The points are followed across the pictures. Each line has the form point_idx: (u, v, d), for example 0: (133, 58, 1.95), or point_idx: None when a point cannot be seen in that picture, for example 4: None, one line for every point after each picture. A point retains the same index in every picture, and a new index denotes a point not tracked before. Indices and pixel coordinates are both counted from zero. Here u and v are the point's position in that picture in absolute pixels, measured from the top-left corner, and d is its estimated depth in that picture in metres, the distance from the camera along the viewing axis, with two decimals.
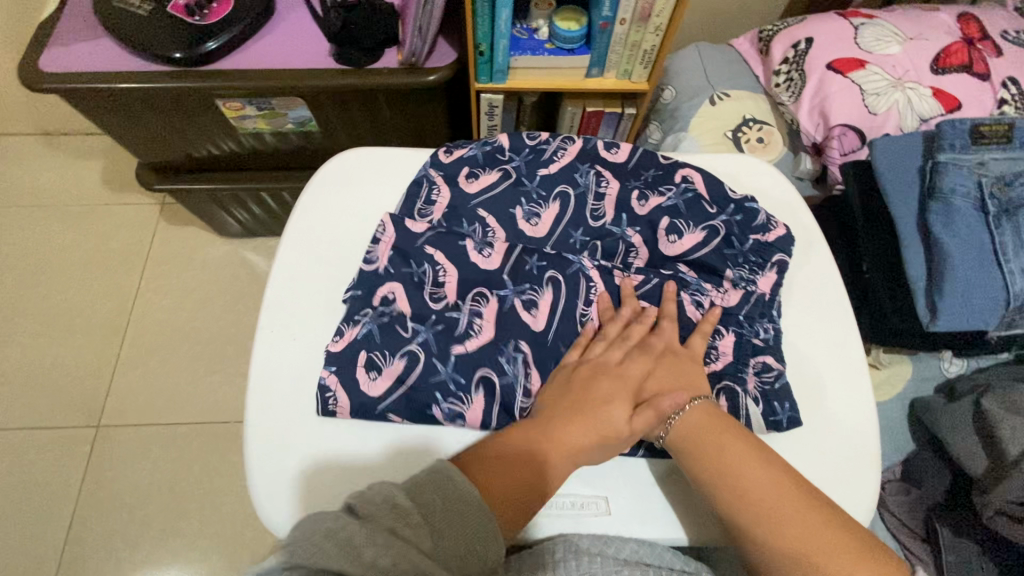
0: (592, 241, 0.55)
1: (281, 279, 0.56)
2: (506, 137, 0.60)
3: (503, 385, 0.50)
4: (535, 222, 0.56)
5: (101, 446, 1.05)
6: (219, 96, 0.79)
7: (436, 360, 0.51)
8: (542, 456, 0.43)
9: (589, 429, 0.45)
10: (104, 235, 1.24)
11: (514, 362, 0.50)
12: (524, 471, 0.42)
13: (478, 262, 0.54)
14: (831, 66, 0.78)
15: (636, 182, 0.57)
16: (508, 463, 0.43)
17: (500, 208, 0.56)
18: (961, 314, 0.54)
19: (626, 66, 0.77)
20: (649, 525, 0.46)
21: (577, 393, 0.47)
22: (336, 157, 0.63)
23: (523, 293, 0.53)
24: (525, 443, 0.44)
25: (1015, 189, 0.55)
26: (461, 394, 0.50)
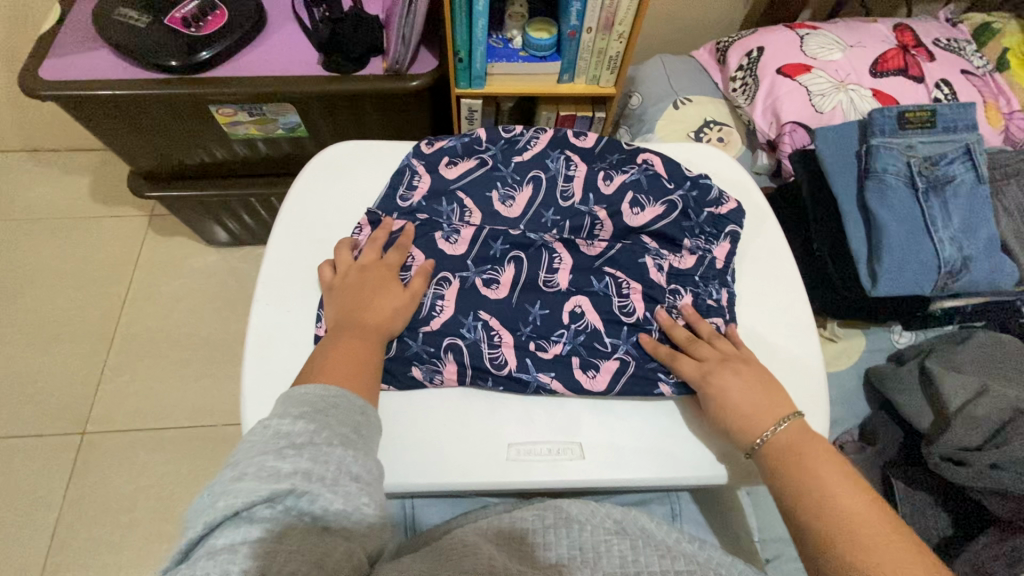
0: (562, 220, 0.60)
1: (275, 259, 0.60)
2: (483, 130, 0.65)
3: (467, 346, 0.53)
4: (507, 203, 0.60)
5: (86, 452, 1.05)
6: (213, 102, 0.83)
7: (406, 339, 0.54)
8: (350, 344, 0.49)
9: (374, 309, 0.52)
10: (92, 247, 1.26)
11: (475, 329, 0.55)
12: (344, 361, 0.48)
13: (447, 246, 0.58)
14: (781, 71, 0.86)
15: (603, 165, 0.62)
16: (328, 362, 0.47)
17: (476, 192, 0.61)
18: (899, 278, 0.60)
19: (594, 72, 0.84)
20: (622, 467, 0.50)
21: (374, 298, 0.53)
22: (328, 148, 0.67)
23: (483, 272, 0.57)
24: (339, 341, 0.49)
25: (941, 167, 0.62)
26: (434, 361, 0.53)
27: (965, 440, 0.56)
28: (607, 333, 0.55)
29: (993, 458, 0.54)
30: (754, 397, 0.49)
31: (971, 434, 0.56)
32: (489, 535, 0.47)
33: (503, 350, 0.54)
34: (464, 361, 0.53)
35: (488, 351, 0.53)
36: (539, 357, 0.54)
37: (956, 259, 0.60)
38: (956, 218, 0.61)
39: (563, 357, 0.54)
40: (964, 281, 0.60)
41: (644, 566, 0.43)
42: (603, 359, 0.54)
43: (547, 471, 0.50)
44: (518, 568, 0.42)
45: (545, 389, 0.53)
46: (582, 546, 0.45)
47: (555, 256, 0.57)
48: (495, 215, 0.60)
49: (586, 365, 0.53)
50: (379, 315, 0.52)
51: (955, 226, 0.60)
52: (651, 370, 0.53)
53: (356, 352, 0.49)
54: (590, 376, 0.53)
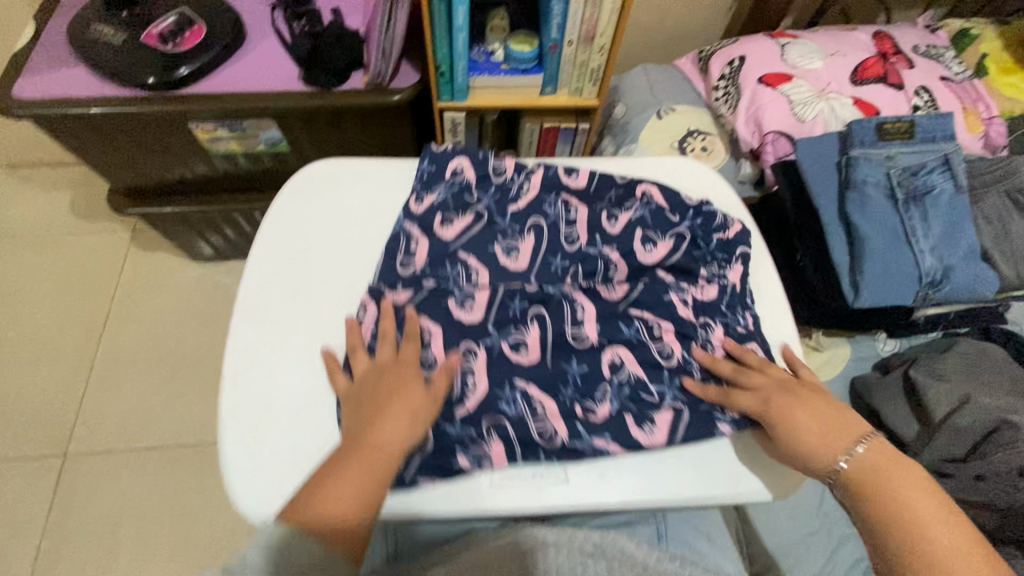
0: (573, 264, 0.58)
1: (251, 281, 0.60)
2: (472, 173, 0.63)
3: (513, 423, 0.51)
4: (512, 251, 0.59)
5: (69, 473, 1.03)
6: (192, 118, 0.82)
7: (443, 424, 0.51)
8: (352, 468, 0.45)
9: (386, 421, 0.47)
10: (72, 263, 1.24)
11: (515, 402, 0.52)
12: (342, 503, 0.44)
13: (464, 314, 0.55)
14: (762, 81, 0.86)
15: (602, 205, 0.61)
16: (320, 505, 0.43)
17: (479, 248, 0.59)
18: (882, 290, 0.60)
19: (576, 84, 0.84)
20: (606, 489, 0.50)
21: (384, 414, 0.48)
22: (306, 168, 0.67)
23: (509, 336, 0.54)
24: (341, 469, 0.45)
25: (920, 178, 0.62)
26: (479, 442, 0.50)
27: (950, 449, 0.58)
28: (651, 381, 0.53)
29: (977, 470, 0.56)
30: (819, 428, 0.47)
31: (954, 443, 0.58)
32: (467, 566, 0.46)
33: (548, 421, 0.51)
34: (510, 436, 0.50)
35: (534, 426, 0.51)
36: (589, 421, 0.51)
37: (937, 269, 0.60)
38: (935, 229, 0.61)
39: (613, 420, 0.51)
40: (946, 291, 0.61)
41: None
42: (655, 411, 0.51)
43: (530, 496, 0.49)
44: None
45: (603, 453, 0.50)
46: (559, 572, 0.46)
47: (571, 304, 0.55)
48: (498, 267, 0.58)
49: (638, 424, 0.51)
50: (391, 432, 0.47)
51: (935, 235, 0.61)
52: (702, 416, 0.51)
53: (358, 481, 0.45)
54: (646, 431, 0.51)
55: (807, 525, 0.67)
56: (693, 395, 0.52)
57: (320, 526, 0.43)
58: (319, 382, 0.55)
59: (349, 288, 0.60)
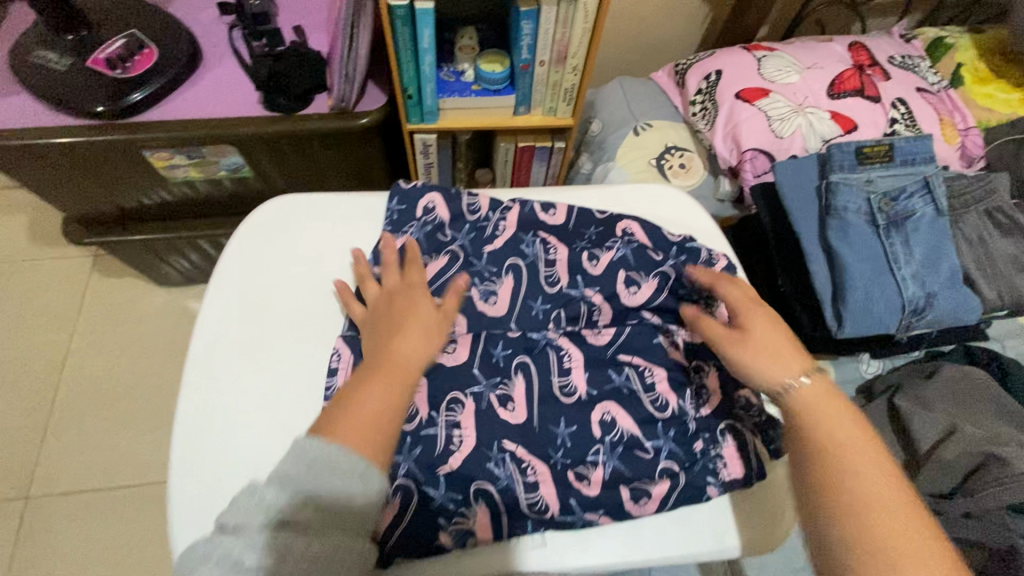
0: (554, 309, 0.56)
1: (206, 331, 0.56)
2: (444, 212, 0.60)
3: (501, 491, 0.48)
4: (489, 296, 0.57)
5: (30, 518, 0.98)
6: (146, 147, 0.78)
7: (427, 488, 0.48)
8: (374, 378, 0.44)
9: (403, 336, 0.48)
10: (31, 292, 1.19)
11: (503, 463, 0.49)
12: (365, 415, 0.42)
13: (447, 357, 0.53)
14: (739, 96, 0.85)
15: (582, 242, 0.59)
16: (347, 414, 0.42)
17: (454, 294, 0.56)
18: (865, 320, 0.58)
19: (550, 103, 0.81)
20: (587, 548, 0.48)
21: (400, 336, 0.48)
22: (262, 207, 0.63)
23: (495, 388, 0.52)
24: (364, 385, 0.44)
25: (900, 202, 0.60)
26: (462, 509, 0.48)
27: (935, 485, 0.56)
28: (646, 438, 0.50)
29: (964, 508, 0.54)
30: (788, 340, 0.46)
31: (939, 479, 0.56)
32: None
33: (539, 491, 0.48)
34: (496, 502, 0.48)
35: (524, 495, 0.48)
36: (584, 495, 0.48)
37: (920, 297, 0.59)
38: (917, 253, 0.60)
39: (608, 485, 0.49)
40: (930, 319, 0.59)
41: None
42: (652, 472, 0.49)
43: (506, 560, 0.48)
44: None
45: (594, 525, 0.48)
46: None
47: (555, 347, 0.54)
48: (474, 311, 0.56)
49: (634, 486, 0.49)
50: (409, 348, 0.47)
51: (917, 262, 0.59)
52: (699, 476, 0.49)
53: (382, 395, 0.43)
54: (641, 504, 0.48)
55: (796, 560, 0.65)
56: (688, 448, 0.50)
57: (349, 434, 0.40)
58: (280, 442, 0.51)
59: (312, 334, 0.57)
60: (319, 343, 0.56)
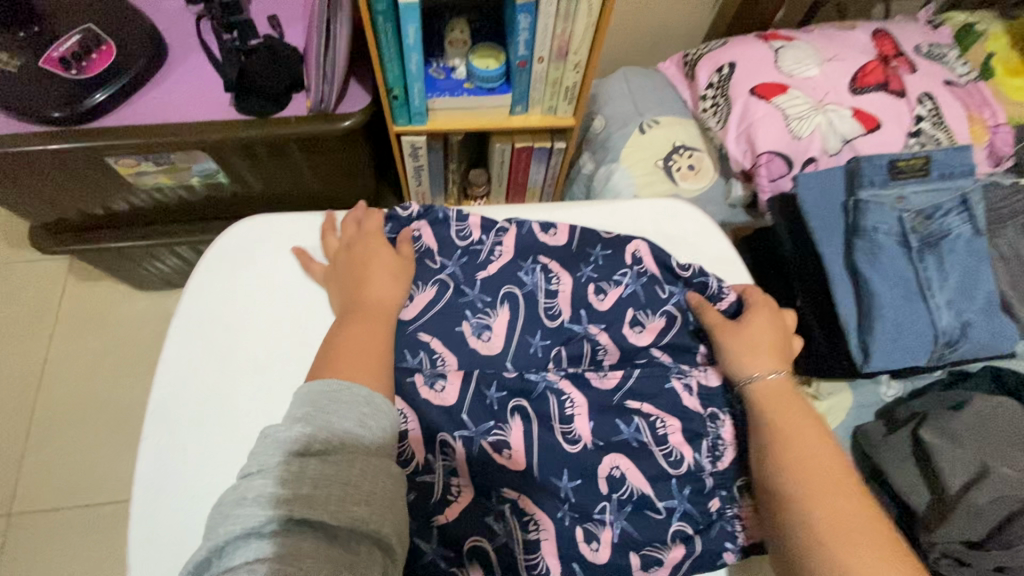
0: (555, 346, 0.52)
1: (168, 373, 0.52)
2: (431, 237, 0.56)
3: (499, 550, 0.45)
4: (482, 332, 0.52)
5: (12, 537, 0.95)
6: (110, 154, 0.71)
7: (418, 541, 0.45)
8: (351, 325, 0.49)
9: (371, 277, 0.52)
10: (5, 297, 1.13)
11: (503, 518, 0.46)
12: (359, 351, 0.46)
13: (435, 401, 0.48)
14: (754, 92, 0.78)
15: (585, 271, 0.55)
16: (342, 354, 0.46)
17: (445, 329, 0.51)
18: (895, 352, 0.53)
19: (550, 102, 0.74)
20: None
21: (369, 277, 0.52)
22: (229, 229, 0.58)
23: (489, 434, 0.48)
24: (350, 327, 0.48)
25: (936, 221, 0.55)
26: (454, 568, 0.45)
27: (965, 532, 0.52)
28: (658, 498, 0.47)
29: (994, 562, 0.51)
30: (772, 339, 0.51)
31: (971, 527, 0.52)
32: None
33: (540, 554, 0.45)
34: (491, 560, 0.45)
35: (524, 556, 0.45)
36: (591, 561, 0.45)
37: (954, 327, 0.54)
38: (952, 278, 0.55)
39: (618, 550, 0.46)
40: (963, 349, 0.55)
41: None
42: (664, 536, 0.47)
43: None
44: None
45: None
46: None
47: (555, 390, 0.50)
48: (464, 349, 0.51)
49: (648, 551, 0.46)
50: (379, 289, 0.51)
51: (952, 287, 0.54)
52: (714, 540, 0.47)
53: (357, 330, 0.48)
54: (652, 571, 0.46)
55: None
56: (703, 508, 0.48)
57: (350, 372, 0.44)
58: None
59: (288, 377, 0.52)
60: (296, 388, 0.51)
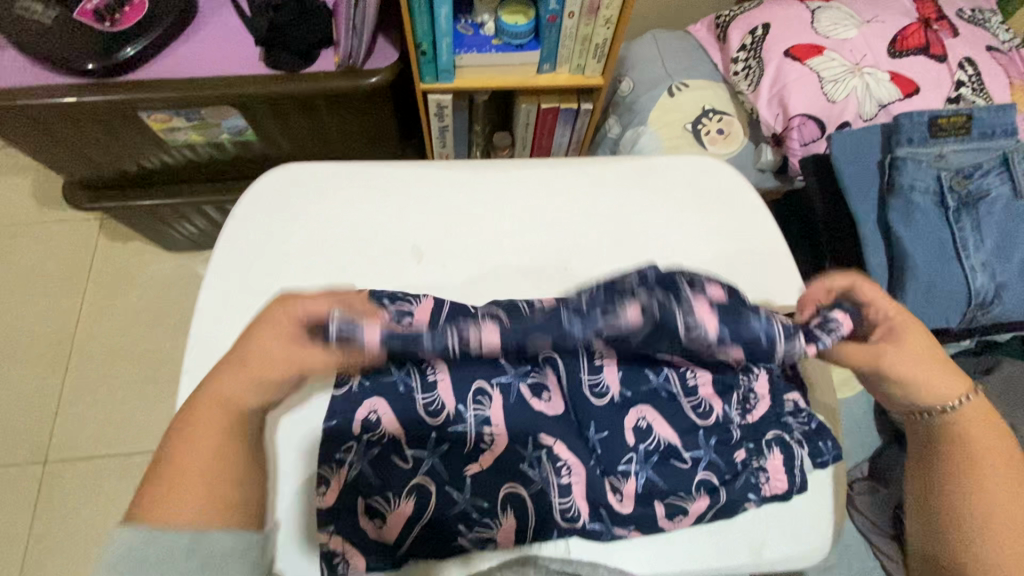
0: None
1: (206, 317, 0.51)
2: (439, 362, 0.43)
3: (534, 496, 0.46)
4: (513, 282, 0.52)
5: (49, 482, 0.99)
6: (143, 108, 0.73)
7: (450, 489, 0.46)
8: (193, 431, 0.38)
9: (234, 371, 0.39)
10: (39, 256, 1.16)
11: (539, 464, 0.46)
12: (185, 481, 0.36)
13: (474, 359, 0.47)
14: (789, 54, 0.76)
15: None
16: (166, 480, 0.36)
17: (475, 281, 0.52)
18: (924, 311, 0.54)
19: (578, 60, 0.73)
20: (620, 546, 0.47)
21: (237, 367, 0.39)
22: (259, 178, 0.56)
23: (526, 378, 0.48)
24: (187, 430, 0.38)
25: (975, 180, 0.54)
26: (486, 518, 0.45)
27: None
28: (685, 448, 0.48)
29: None
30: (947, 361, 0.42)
31: None
32: None
33: (572, 500, 0.46)
34: (526, 506, 0.46)
35: (558, 502, 0.46)
36: (616, 511, 0.47)
37: (989, 288, 0.53)
38: (989, 239, 0.53)
39: (642, 500, 0.47)
40: (997, 312, 0.54)
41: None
42: (691, 485, 0.47)
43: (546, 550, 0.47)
44: None
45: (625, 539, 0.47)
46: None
47: (603, 356, 0.47)
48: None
49: (671, 500, 0.47)
50: (238, 386, 0.39)
51: (989, 248, 0.53)
52: (738, 492, 0.47)
53: (198, 440, 0.38)
54: (676, 520, 0.47)
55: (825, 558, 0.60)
56: (728, 459, 0.48)
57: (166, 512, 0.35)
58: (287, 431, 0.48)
59: None
60: None
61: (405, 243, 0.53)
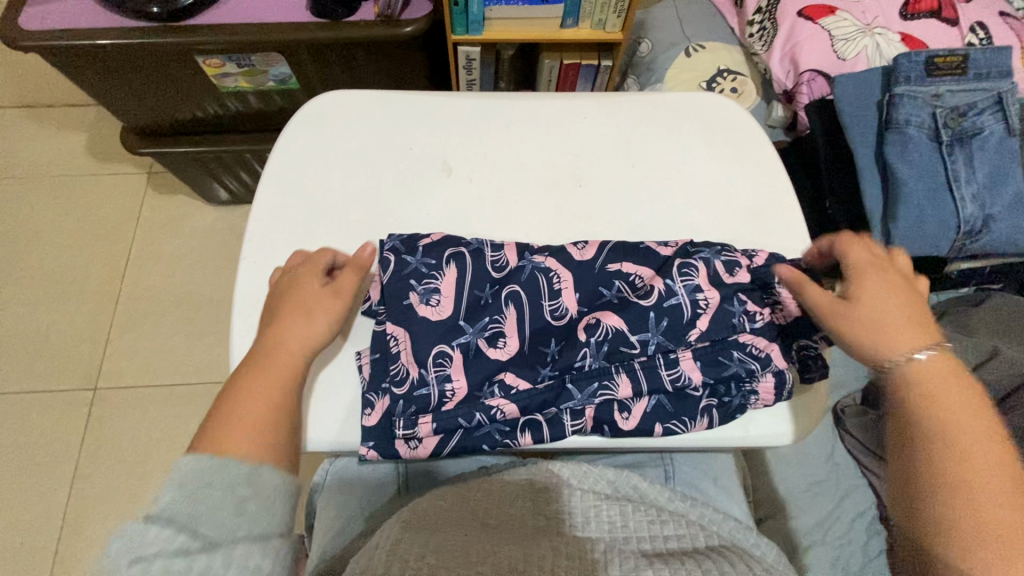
0: (617, 278, 0.52)
1: (260, 216, 0.57)
2: (461, 368, 0.49)
3: (549, 423, 0.49)
4: (534, 197, 0.57)
5: (98, 406, 1.08)
6: (200, 52, 0.80)
7: (478, 413, 0.48)
8: (256, 376, 0.45)
9: (281, 325, 0.48)
10: (94, 204, 1.26)
11: (549, 383, 0.49)
12: (239, 416, 0.42)
13: (499, 355, 0.49)
14: (802, 13, 0.80)
15: (652, 334, 0.49)
16: (231, 411, 0.43)
17: (499, 198, 0.57)
18: (915, 237, 0.58)
19: (599, 15, 0.78)
20: (606, 439, 0.50)
21: (278, 327, 0.48)
22: (312, 100, 0.62)
23: (557, 318, 0.51)
24: (240, 383, 0.45)
25: (968, 119, 0.58)
26: (507, 441, 0.49)
27: None
28: (700, 373, 0.48)
29: None
30: (906, 313, 0.43)
31: None
32: (478, 499, 0.47)
33: (586, 421, 0.49)
34: (541, 425, 0.49)
35: (570, 424, 0.49)
36: (618, 427, 0.49)
37: (977, 218, 0.58)
38: (980, 172, 0.58)
39: (647, 419, 0.48)
40: (984, 241, 0.59)
41: (632, 531, 0.44)
42: (693, 411, 0.49)
43: (568, 441, 0.50)
44: (524, 528, 0.45)
45: (638, 436, 0.49)
46: (572, 511, 0.47)
47: (606, 384, 0.49)
48: (537, 313, 0.50)
49: (672, 424, 0.48)
50: (285, 337, 0.47)
51: (979, 181, 0.58)
52: (731, 414, 0.49)
53: (262, 383, 0.44)
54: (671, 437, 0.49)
55: (815, 474, 0.70)
56: (727, 378, 0.49)
57: (241, 445, 0.41)
58: None
59: (363, 225, 0.56)
60: (366, 235, 0.56)
61: (437, 159, 0.59)
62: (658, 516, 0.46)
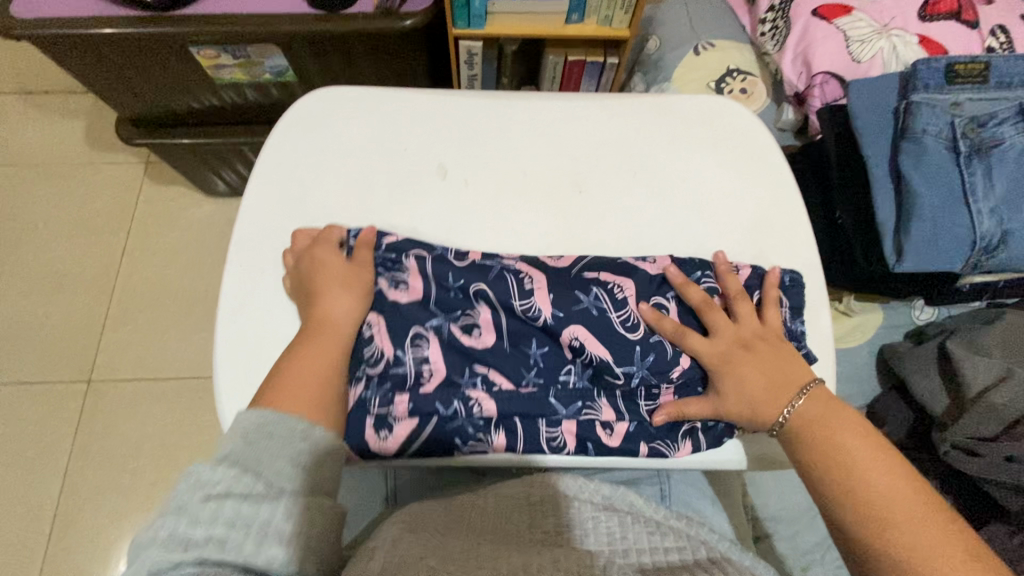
0: (601, 294, 0.49)
1: (247, 218, 0.55)
2: (434, 349, 0.48)
3: (525, 432, 0.47)
4: (531, 203, 0.55)
5: (92, 399, 1.07)
6: (194, 43, 0.77)
7: (455, 402, 0.47)
8: (312, 343, 0.46)
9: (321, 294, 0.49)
10: (90, 193, 1.24)
11: (536, 382, 0.48)
12: (303, 378, 0.44)
13: (470, 344, 0.48)
14: (817, 13, 0.77)
15: (637, 369, 0.48)
16: (288, 375, 0.44)
17: (495, 204, 0.55)
18: (926, 253, 0.56)
19: (606, 11, 0.76)
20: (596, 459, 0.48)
21: (318, 299, 0.49)
22: (301, 98, 0.60)
23: (534, 321, 0.48)
24: (296, 351, 0.46)
25: (987, 129, 0.56)
26: (481, 435, 0.47)
27: (978, 429, 0.60)
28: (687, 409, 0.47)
29: (1007, 452, 0.58)
30: (766, 385, 0.46)
31: (985, 424, 0.60)
32: (472, 516, 0.45)
33: (560, 430, 0.48)
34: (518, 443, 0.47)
35: (544, 431, 0.47)
36: (602, 443, 0.47)
37: (995, 233, 0.55)
38: (998, 186, 0.55)
39: (631, 438, 0.48)
40: (1001, 258, 0.56)
41: (633, 543, 0.42)
42: (679, 437, 0.48)
43: (561, 458, 0.48)
44: (520, 543, 0.42)
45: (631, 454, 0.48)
46: (573, 525, 0.45)
47: (589, 405, 0.48)
48: (510, 311, 0.49)
49: (656, 444, 0.47)
50: (328, 307, 0.48)
51: (998, 195, 0.55)
52: (718, 440, 0.48)
53: (315, 351, 0.46)
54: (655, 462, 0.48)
55: None
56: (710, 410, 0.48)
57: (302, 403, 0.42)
58: None
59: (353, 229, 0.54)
60: None
61: (432, 163, 0.56)
62: (658, 527, 0.44)
